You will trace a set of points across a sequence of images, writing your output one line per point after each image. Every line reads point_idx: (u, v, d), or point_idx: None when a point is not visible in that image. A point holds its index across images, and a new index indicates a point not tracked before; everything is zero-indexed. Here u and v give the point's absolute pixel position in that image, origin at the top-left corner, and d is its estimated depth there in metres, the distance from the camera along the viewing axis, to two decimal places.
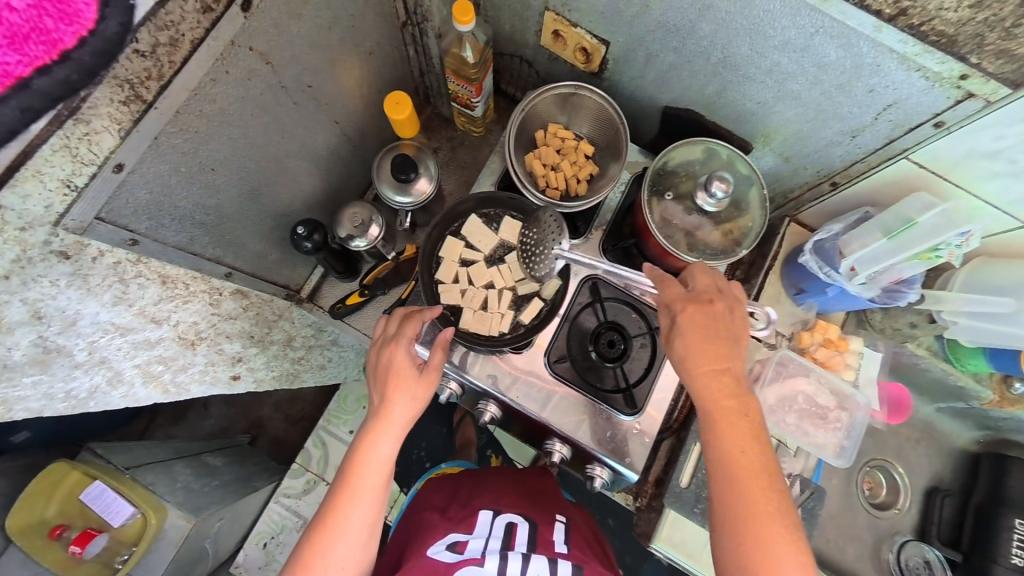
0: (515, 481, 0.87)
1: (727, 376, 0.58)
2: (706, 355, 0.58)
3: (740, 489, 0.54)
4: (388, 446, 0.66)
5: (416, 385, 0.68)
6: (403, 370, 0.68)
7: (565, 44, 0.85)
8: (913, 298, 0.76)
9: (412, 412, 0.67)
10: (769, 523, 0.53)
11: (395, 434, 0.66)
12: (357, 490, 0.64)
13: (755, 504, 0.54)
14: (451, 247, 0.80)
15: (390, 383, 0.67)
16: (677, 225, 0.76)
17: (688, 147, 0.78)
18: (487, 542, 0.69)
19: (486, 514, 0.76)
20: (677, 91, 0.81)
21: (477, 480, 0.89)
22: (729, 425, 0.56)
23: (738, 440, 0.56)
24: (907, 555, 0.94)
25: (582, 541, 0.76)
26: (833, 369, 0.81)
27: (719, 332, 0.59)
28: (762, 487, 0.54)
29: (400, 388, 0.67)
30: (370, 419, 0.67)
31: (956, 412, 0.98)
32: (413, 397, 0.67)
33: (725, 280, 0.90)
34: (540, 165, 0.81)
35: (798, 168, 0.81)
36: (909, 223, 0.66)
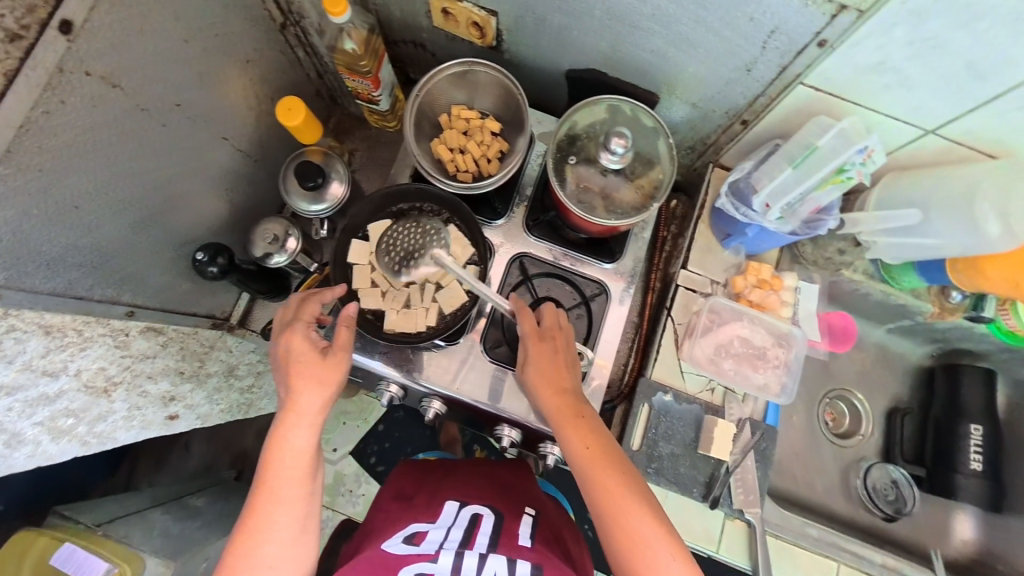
0: (486, 472, 0.87)
1: (566, 391, 0.66)
2: (548, 375, 0.66)
3: (604, 485, 0.60)
4: (303, 438, 0.64)
5: (319, 370, 0.65)
6: (304, 357, 0.66)
7: (456, 21, 0.82)
8: (833, 225, 0.76)
9: (322, 399, 0.65)
10: (627, 514, 0.58)
11: (307, 422, 0.64)
12: (275, 488, 0.62)
13: (621, 496, 0.59)
14: (361, 251, 0.76)
15: (294, 374, 0.65)
16: (592, 190, 0.76)
17: (590, 109, 0.77)
18: (447, 535, 0.68)
19: (451, 504, 0.76)
20: (575, 52, 0.79)
21: (446, 471, 0.87)
22: (574, 431, 0.63)
23: (580, 437, 0.62)
24: (874, 480, 0.95)
25: (548, 537, 0.75)
26: (769, 309, 0.81)
27: (557, 355, 0.68)
28: (613, 476, 0.60)
29: (303, 375, 0.64)
30: (279, 414, 0.65)
31: (905, 330, 0.99)
32: (318, 385, 0.64)
33: (660, 235, 0.93)
34: (446, 151, 0.79)
35: (710, 113, 0.80)
36: (810, 149, 0.66)
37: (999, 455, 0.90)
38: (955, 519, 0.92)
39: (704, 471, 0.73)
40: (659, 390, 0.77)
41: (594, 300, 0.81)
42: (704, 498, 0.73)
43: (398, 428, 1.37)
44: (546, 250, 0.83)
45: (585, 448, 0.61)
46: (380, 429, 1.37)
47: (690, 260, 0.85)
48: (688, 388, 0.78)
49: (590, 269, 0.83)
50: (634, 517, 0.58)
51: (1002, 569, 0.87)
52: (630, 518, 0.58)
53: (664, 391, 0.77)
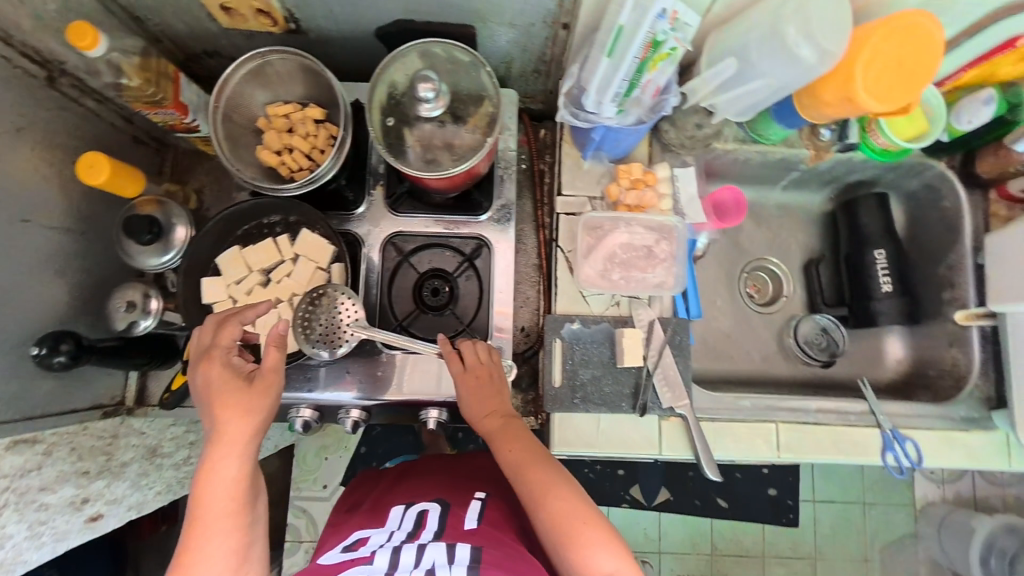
0: (442, 466, 0.86)
1: (497, 412, 0.67)
2: (477, 402, 0.68)
3: (542, 489, 0.60)
4: (233, 466, 0.59)
5: (244, 397, 0.60)
6: (225, 385, 0.61)
7: (240, 15, 0.75)
8: (677, 101, 0.74)
9: (249, 426, 0.60)
10: (562, 513, 0.59)
11: (238, 450, 0.59)
12: (207, 522, 0.57)
13: (554, 498, 0.60)
14: (213, 287, 0.69)
15: (217, 404, 0.60)
16: (431, 144, 0.72)
17: (403, 61, 0.72)
18: (390, 535, 0.68)
19: (398, 507, 0.74)
20: (373, 7, 0.75)
21: (403, 472, 0.86)
22: (508, 445, 0.64)
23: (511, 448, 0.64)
24: (806, 333, 0.98)
25: (501, 517, 0.74)
26: (649, 207, 0.80)
27: (484, 379, 0.69)
28: (544, 479, 0.61)
29: (225, 404, 0.59)
30: (206, 446, 0.60)
31: (797, 182, 1.00)
32: (242, 413, 0.59)
33: (538, 170, 0.93)
34: (273, 155, 0.74)
35: (529, 27, 0.78)
36: (615, 30, 0.63)
37: (906, 269, 0.94)
38: (884, 343, 0.96)
39: (627, 383, 0.74)
40: (566, 321, 0.76)
41: (477, 256, 0.79)
42: (634, 409, 0.73)
43: (380, 444, 1.33)
44: (416, 222, 0.79)
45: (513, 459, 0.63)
46: (363, 451, 1.33)
47: (564, 184, 0.83)
48: (593, 310, 0.77)
49: (466, 227, 0.79)
50: (568, 515, 0.58)
51: (933, 374, 0.89)
52: (565, 517, 0.58)
53: (571, 321, 0.76)
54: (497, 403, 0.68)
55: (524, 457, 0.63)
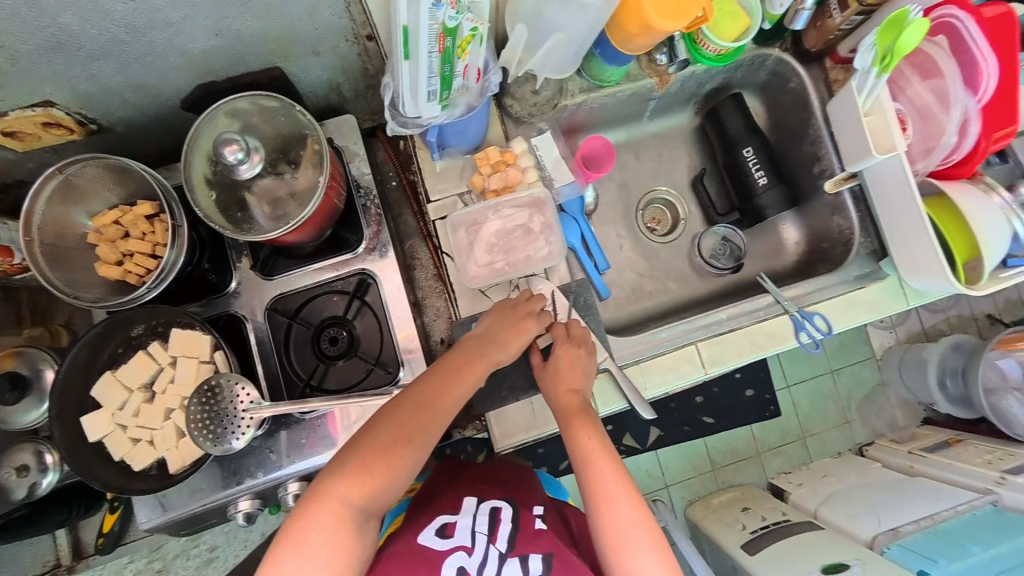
0: (496, 467, 0.90)
1: (576, 386, 0.71)
2: (563, 380, 0.71)
3: (592, 467, 0.64)
4: (400, 462, 0.62)
5: (456, 391, 0.67)
6: (467, 363, 0.69)
7: (29, 134, 0.70)
8: (499, 77, 0.73)
9: (415, 439, 0.63)
10: (606, 492, 0.62)
11: (403, 456, 0.62)
12: (327, 498, 0.58)
13: (610, 479, 0.63)
14: (95, 423, 0.65)
15: (443, 382, 0.67)
16: (271, 199, 0.69)
17: (211, 127, 0.68)
18: (474, 523, 0.74)
19: (471, 499, 0.80)
20: (166, 80, 0.70)
21: (474, 465, 0.91)
22: (580, 426, 0.67)
23: (586, 433, 0.67)
24: (710, 246, 1.02)
25: (562, 524, 0.80)
26: (517, 185, 0.79)
27: (576, 355, 0.73)
28: (602, 464, 0.64)
29: (441, 392, 0.66)
30: (390, 417, 0.64)
31: (660, 109, 1.02)
32: (456, 402, 0.67)
33: (403, 182, 0.91)
34: (114, 267, 0.69)
35: (335, 49, 0.75)
36: (403, 32, 0.58)
37: (778, 157, 0.98)
38: (781, 231, 1.01)
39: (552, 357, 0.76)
40: (472, 322, 0.77)
41: (366, 291, 0.77)
42: None
43: None
44: (293, 280, 0.76)
45: (584, 441, 0.66)
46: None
47: (430, 190, 0.82)
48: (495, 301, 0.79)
49: (346, 266, 0.77)
50: (611, 493, 0.62)
51: (827, 246, 0.94)
52: (613, 500, 0.62)
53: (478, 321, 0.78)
54: (579, 379, 0.71)
55: (594, 435, 0.66)
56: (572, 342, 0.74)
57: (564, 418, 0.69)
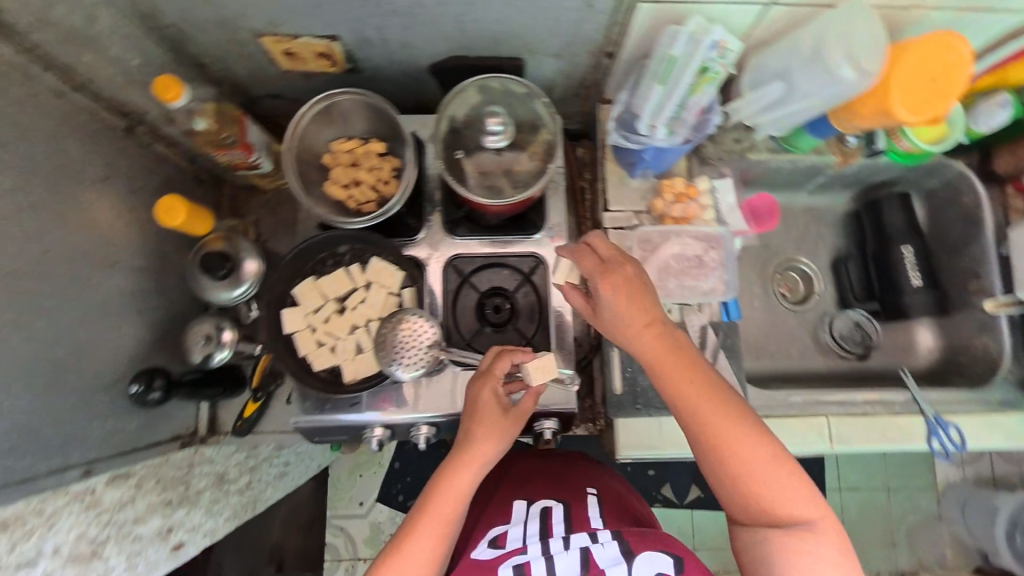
0: (536, 466, 0.94)
1: (653, 329, 0.60)
2: (636, 319, 0.60)
3: (758, 488, 0.55)
4: (469, 481, 0.65)
5: (528, 404, 0.68)
6: (485, 410, 0.66)
7: (303, 58, 0.81)
8: (720, 120, 0.78)
9: (486, 449, 0.66)
10: (787, 514, 0.55)
11: (478, 470, 0.65)
12: (410, 548, 0.61)
13: (792, 501, 0.54)
14: (293, 317, 0.73)
15: (478, 421, 0.66)
16: (492, 171, 0.77)
17: (461, 96, 0.76)
18: (526, 528, 0.75)
19: (520, 503, 0.82)
20: (429, 46, 0.79)
21: (512, 471, 0.95)
22: (731, 440, 0.56)
23: (705, 396, 0.58)
24: (840, 327, 1.03)
25: (616, 506, 0.81)
26: (693, 218, 0.84)
27: (653, 309, 0.61)
28: (713, 415, 0.57)
29: (490, 418, 0.67)
30: (454, 453, 0.66)
31: (820, 187, 1.05)
32: (521, 417, 0.68)
33: (576, 188, 0.97)
34: (340, 189, 0.77)
35: (572, 57, 0.82)
36: (668, 60, 0.68)
37: (931, 263, 0.99)
38: (915, 333, 1.02)
39: None
40: None
41: (535, 273, 0.83)
42: None
43: None
44: (473, 245, 0.84)
45: (707, 417, 0.57)
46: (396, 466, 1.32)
47: (611, 200, 0.88)
48: None
49: (521, 246, 0.84)
50: (791, 518, 0.54)
51: (965, 361, 0.94)
52: (799, 532, 0.54)
53: None
54: (655, 312, 0.61)
55: (694, 381, 0.58)
56: (641, 284, 0.61)
57: (689, 422, 0.58)
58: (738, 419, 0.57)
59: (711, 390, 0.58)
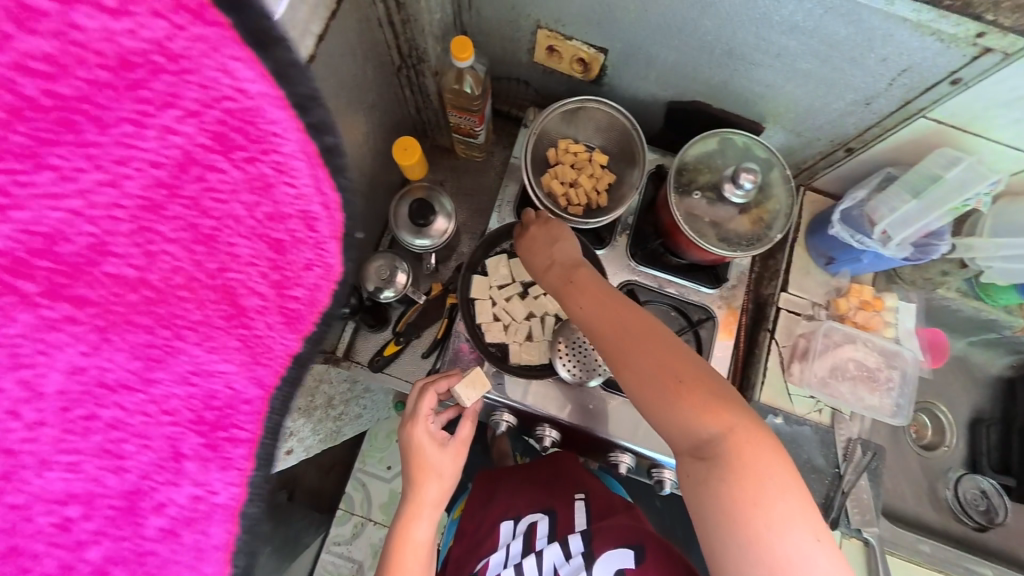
0: (529, 472, 0.96)
1: (641, 323, 0.63)
2: (605, 311, 0.64)
3: (722, 472, 0.54)
4: (424, 528, 0.67)
5: (440, 460, 0.69)
6: (424, 448, 0.69)
7: (560, 57, 0.82)
8: (946, 249, 0.76)
9: (442, 490, 0.69)
10: (746, 485, 0.52)
11: (428, 512, 0.68)
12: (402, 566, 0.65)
13: (746, 474, 0.53)
14: (479, 287, 0.80)
15: (417, 465, 0.69)
16: (703, 218, 0.76)
17: (703, 141, 0.78)
18: (509, 551, 0.81)
19: (507, 524, 0.86)
20: (682, 86, 0.82)
21: (498, 476, 0.98)
22: (684, 414, 0.57)
23: (674, 380, 0.58)
24: (964, 489, 0.99)
25: (605, 508, 0.84)
26: (873, 330, 0.84)
27: (626, 308, 0.64)
28: (691, 399, 0.57)
29: (424, 470, 0.68)
30: (404, 505, 0.68)
31: (988, 344, 1.00)
32: (448, 473, 0.69)
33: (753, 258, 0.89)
34: (559, 185, 0.80)
35: (809, 140, 0.83)
36: (936, 180, 0.68)
37: None
38: None
39: (820, 492, 0.79)
40: (770, 413, 0.82)
41: (701, 325, 0.84)
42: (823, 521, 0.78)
43: None
44: (650, 276, 0.86)
45: (681, 399, 0.57)
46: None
47: (791, 283, 0.88)
48: (796, 408, 0.82)
49: (693, 295, 0.85)
50: (749, 481, 0.52)
51: None
52: (754, 484, 0.52)
53: (774, 415, 0.82)
54: (643, 316, 0.64)
55: (681, 376, 0.58)
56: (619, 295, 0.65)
57: (654, 395, 0.59)
58: (715, 402, 0.56)
59: (677, 377, 0.58)
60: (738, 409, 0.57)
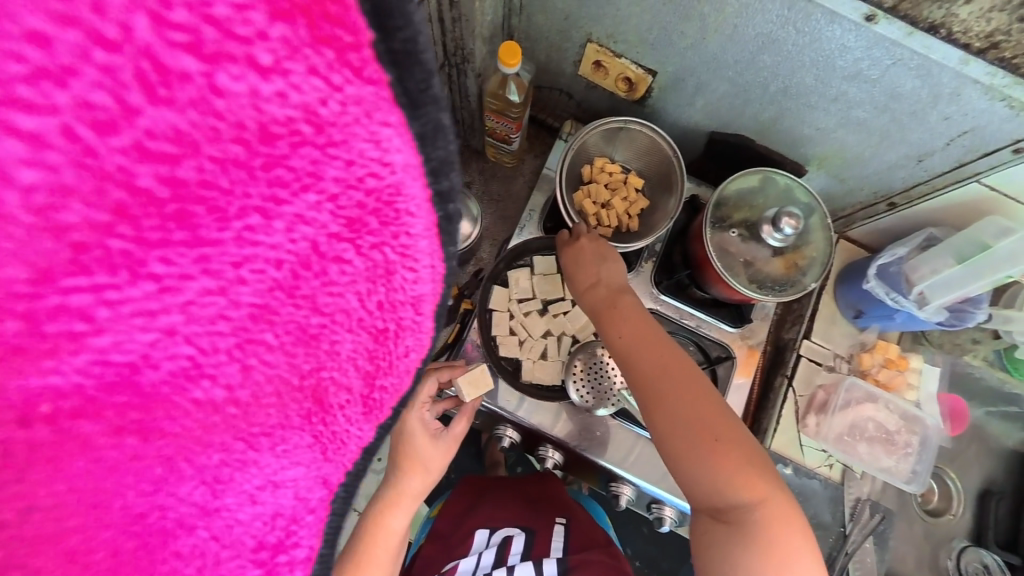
0: (513, 488, 0.93)
1: (685, 368, 0.61)
2: (650, 348, 0.62)
3: (751, 532, 0.54)
4: (399, 520, 0.65)
5: (428, 456, 0.67)
6: (416, 440, 0.67)
7: (606, 73, 0.81)
8: (981, 318, 0.74)
9: (423, 485, 0.67)
10: (776, 545, 0.53)
11: (406, 505, 0.66)
12: (369, 556, 0.63)
13: (775, 538, 0.53)
14: (500, 298, 0.79)
15: (404, 456, 0.67)
16: (736, 255, 0.74)
17: (744, 178, 0.75)
18: (480, 560, 0.79)
19: (483, 532, 0.84)
20: (728, 118, 0.79)
21: (484, 486, 0.96)
22: (721, 469, 0.56)
23: (712, 434, 0.57)
24: (966, 561, 0.96)
25: (584, 538, 0.82)
26: (894, 389, 0.81)
27: (667, 349, 0.62)
28: (727, 454, 0.56)
29: (410, 461, 0.67)
30: (384, 492, 0.67)
31: (1006, 415, 0.97)
32: (431, 468, 0.68)
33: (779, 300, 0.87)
34: (591, 204, 0.78)
35: (852, 189, 0.80)
36: (984, 248, 0.65)
37: None
38: None
39: (822, 549, 0.77)
40: (779, 462, 0.80)
41: (719, 364, 0.82)
42: None
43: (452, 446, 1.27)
44: (672, 307, 0.84)
45: (717, 454, 0.56)
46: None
47: (814, 331, 0.86)
48: (806, 461, 0.80)
49: (714, 332, 0.83)
50: (778, 545, 0.53)
51: None
52: (783, 549, 0.53)
53: (783, 464, 0.80)
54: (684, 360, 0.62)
55: (718, 428, 0.57)
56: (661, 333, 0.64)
57: (694, 445, 0.57)
58: (750, 469, 0.56)
59: (717, 429, 0.57)
60: (767, 468, 0.57)
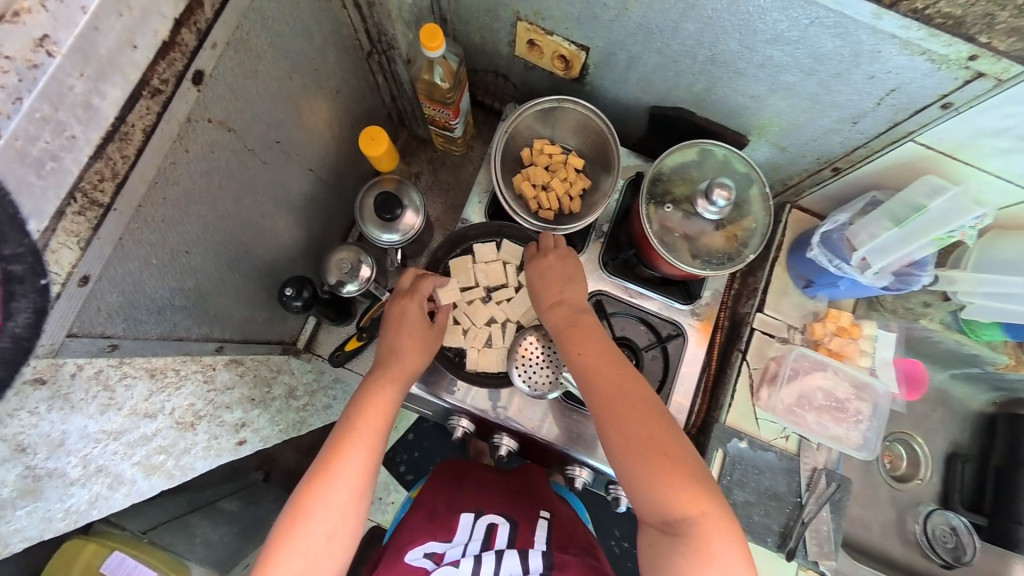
0: (498, 481, 0.88)
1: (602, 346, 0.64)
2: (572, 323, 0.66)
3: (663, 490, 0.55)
4: (396, 394, 0.67)
5: (426, 334, 0.71)
6: (414, 320, 0.71)
7: (541, 52, 0.79)
8: (928, 280, 0.73)
9: (419, 361, 0.70)
10: (686, 500, 0.54)
11: (403, 379, 0.68)
12: (359, 430, 0.63)
13: (684, 493, 0.55)
14: None
15: (403, 333, 0.70)
16: (677, 232, 0.73)
17: (681, 151, 0.75)
18: (465, 547, 0.72)
19: (467, 516, 0.78)
20: (664, 91, 0.78)
21: (465, 473, 0.90)
22: (635, 430, 0.58)
23: (627, 398, 0.60)
24: (933, 524, 0.95)
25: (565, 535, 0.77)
26: (846, 357, 0.81)
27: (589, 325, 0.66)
28: (640, 419, 0.59)
29: (411, 338, 0.70)
30: (378, 370, 0.68)
31: (969, 378, 0.96)
32: (427, 349, 0.71)
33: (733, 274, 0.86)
34: (529, 187, 0.77)
35: (796, 157, 0.79)
36: (919, 209, 0.64)
37: None
38: None
39: (778, 521, 0.76)
40: (733, 436, 0.79)
41: (670, 342, 0.81)
42: (778, 549, 0.76)
43: (428, 438, 1.27)
44: (621, 288, 0.83)
45: (632, 417, 0.59)
46: (411, 438, 1.27)
47: (766, 303, 0.85)
48: (761, 434, 0.80)
49: (664, 311, 0.82)
50: (688, 500, 0.54)
51: None
52: (692, 505, 0.54)
53: (738, 438, 0.79)
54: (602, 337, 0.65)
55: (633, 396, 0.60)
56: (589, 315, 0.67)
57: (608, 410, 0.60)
58: (660, 432, 0.58)
59: (630, 394, 0.61)
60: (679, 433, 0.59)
